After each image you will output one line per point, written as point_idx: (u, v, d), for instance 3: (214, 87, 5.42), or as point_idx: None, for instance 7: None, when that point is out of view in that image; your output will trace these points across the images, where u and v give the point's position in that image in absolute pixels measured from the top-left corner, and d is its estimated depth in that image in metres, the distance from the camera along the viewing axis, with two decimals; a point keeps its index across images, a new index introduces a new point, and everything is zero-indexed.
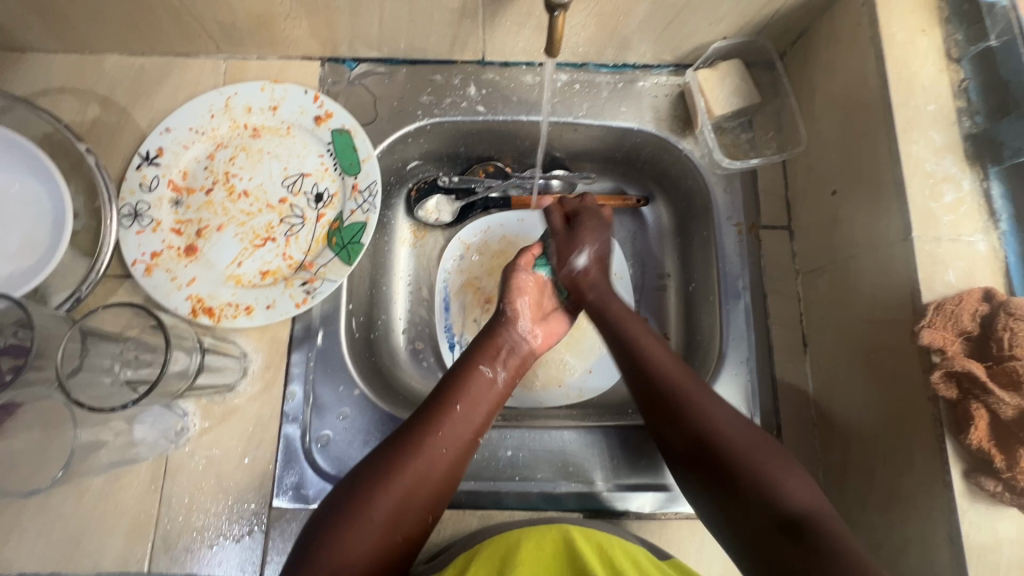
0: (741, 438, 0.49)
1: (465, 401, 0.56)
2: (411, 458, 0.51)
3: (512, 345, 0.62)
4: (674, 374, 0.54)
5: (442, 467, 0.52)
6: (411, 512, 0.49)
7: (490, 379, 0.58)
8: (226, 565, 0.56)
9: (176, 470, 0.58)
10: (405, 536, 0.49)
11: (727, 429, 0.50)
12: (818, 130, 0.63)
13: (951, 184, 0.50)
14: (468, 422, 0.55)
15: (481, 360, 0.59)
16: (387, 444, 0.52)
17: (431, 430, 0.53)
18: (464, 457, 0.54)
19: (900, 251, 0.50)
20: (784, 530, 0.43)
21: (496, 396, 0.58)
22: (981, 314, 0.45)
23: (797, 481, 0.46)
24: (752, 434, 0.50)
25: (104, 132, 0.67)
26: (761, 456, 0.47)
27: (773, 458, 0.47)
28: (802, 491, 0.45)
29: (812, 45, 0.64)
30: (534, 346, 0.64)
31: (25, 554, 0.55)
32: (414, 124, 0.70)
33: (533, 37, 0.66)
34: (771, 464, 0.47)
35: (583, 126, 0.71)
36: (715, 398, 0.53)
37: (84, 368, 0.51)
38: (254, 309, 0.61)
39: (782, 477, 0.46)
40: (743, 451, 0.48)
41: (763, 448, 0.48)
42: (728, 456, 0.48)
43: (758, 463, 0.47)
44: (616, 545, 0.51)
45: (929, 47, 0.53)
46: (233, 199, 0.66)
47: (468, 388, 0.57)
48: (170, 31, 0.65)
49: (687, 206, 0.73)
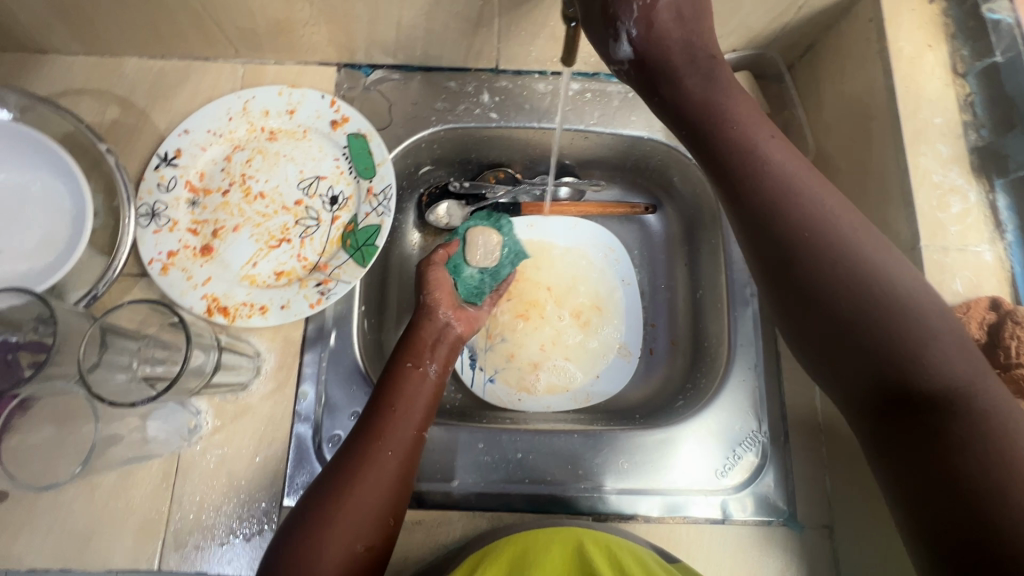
0: (891, 274, 0.41)
1: (400, 400, 0.56)
2: (357, 467, 0.51)
3: (436, 336, 0.63)
4: (813, 209, 0.44)
5: (391, 469, 0.52)
6: (368, 520, 0.50)
7: (422, 373, 0.59)
8: (235, 564, 0.56)
9: (187, 468, 0.59)
10: (368, 544, 0.50)
11: (870, 271, 0.41)
12: (827, 140, 0.64)
13: (958, 194, 0.51)
14: (408, 418, 0.55)
15: (407, 358, 0.60)
16: (335, 459, 0.53)
17: (373, 436, 0.53)
18: (410, 455, 0.54)
19: (908, 260, 0.51)
20: (917, 407, 0.39)
21: (430, 389, 0.58)
22: (988, 322, 0.47)
23: (939, 339, 0.39)
24: (879, 282, 0.41)
25: (123, 133, 0.68)
26: (898, 311, 0.40)
27: (912, 319, 0.40)
28: (951, 353, 0.39)
29: (820, 58, 0.66)
30: (458, 332, 0.66)
31: (36, 550, 0.55)
32: (429, 129, 0.71)
33: (548, 46, 0.68)
34: (909, 317, 0.40)
35: (593, 134, 0.73)
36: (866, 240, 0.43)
37: (101, 365, 0.51)
38: (268, 309, 0.62)
39: (920, 341, 0.39)
40: (882, 306, 0.40)
41: (899, 301, 0.41)
42: (845, 313, 0.41)
43: (896, 324, 0.40)
44: (626, 550, 0.52)
45: (935, 62, 0.55)
46: (250, 200, 0.67)
47: (403, 389, 0.57)
48: (190, 35, 0.66)
49: (694, 214, 0.75)
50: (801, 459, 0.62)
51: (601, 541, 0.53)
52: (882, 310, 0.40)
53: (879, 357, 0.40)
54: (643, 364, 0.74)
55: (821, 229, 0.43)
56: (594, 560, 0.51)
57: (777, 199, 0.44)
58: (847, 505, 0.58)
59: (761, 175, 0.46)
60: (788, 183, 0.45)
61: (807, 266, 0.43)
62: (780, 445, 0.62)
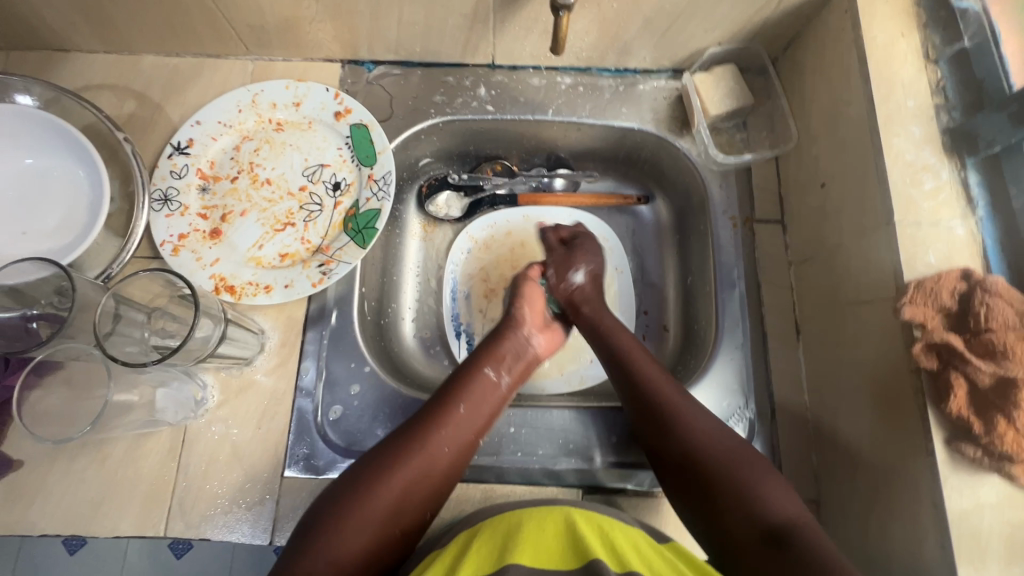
0: (718, 441, 0.53)
1: (469, 401, 0.57)
2: (413, 453, 0.53)
3: (518, 349, 0.64)
4: (658, 379, 0.58)
5: (442, 465, 0.54)
6: (410, 507, 0.52)
7: (495, 381, 0.60)
8: (238, 531, 0.58)
9: (194, 439, 0.61)
10: (404, 529, 0.52)
11: (701, 433, 0.54)
12: (809, 128, 0.67)
13: (930, 173, 0.53)
14: (470, 423, 0.57)
15: (486, 363, 0.61)
16: (392, 440, 0.55)
17: (434, 429, 0.55)
18: (463, 455, 0.56)
19: (883, 236, 0.53)
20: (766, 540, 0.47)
21: (497, 398, 0.59)
22: (960, 291, 0.48)
23: (780, 487, 0.50)
24: (737, 446, 0.53)
25: (139, 124, 0.71)
26: (746, 461, 0.52)
27: (757, 465, 0.52)
28: (785, 500, 0.49)
29: (803, 50, 0.69)
30: (538, 353, 0.66)
31: (47, 516, 0.58)
32: (428, 121, 0.74)
33: (540, 41, 0.71)
34: (757, 471, 0.51)
35: (586, 125, 0.75)
36: (699, 408, 0.56)
37: (115, 333, 0.54)
38: (273, 288, 0.65)
39: (764, 483, 0.50)
40: (721, 456, 0.52)
41: (749, 455, 0.52)
42: (710, 461, 0.52)
43: (735, 466, 0.51)
44: (618, 529, 0.50)
45: (908, 49, 0.57)
46: (257, 186, 0.70)
47: (472, 388, 0.58)
48: (205, 34, 0.70)
49: (684, 202, 0.77)
50: (789, 437, 0.62)
51: (592, 519, 0.51)
52: (715, 460, 0.52)
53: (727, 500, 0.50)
54: None
55: (673, 412, 0.55)
56: (584, 533, 0.49)
57: (657, 388, 0.57)
58: (832, 480, 0.58)
59: (644, 378, 0.58)
60: (655, 380, 0.58)
61: (676, 430, 0.54)
62: (769, 423, 0.63)
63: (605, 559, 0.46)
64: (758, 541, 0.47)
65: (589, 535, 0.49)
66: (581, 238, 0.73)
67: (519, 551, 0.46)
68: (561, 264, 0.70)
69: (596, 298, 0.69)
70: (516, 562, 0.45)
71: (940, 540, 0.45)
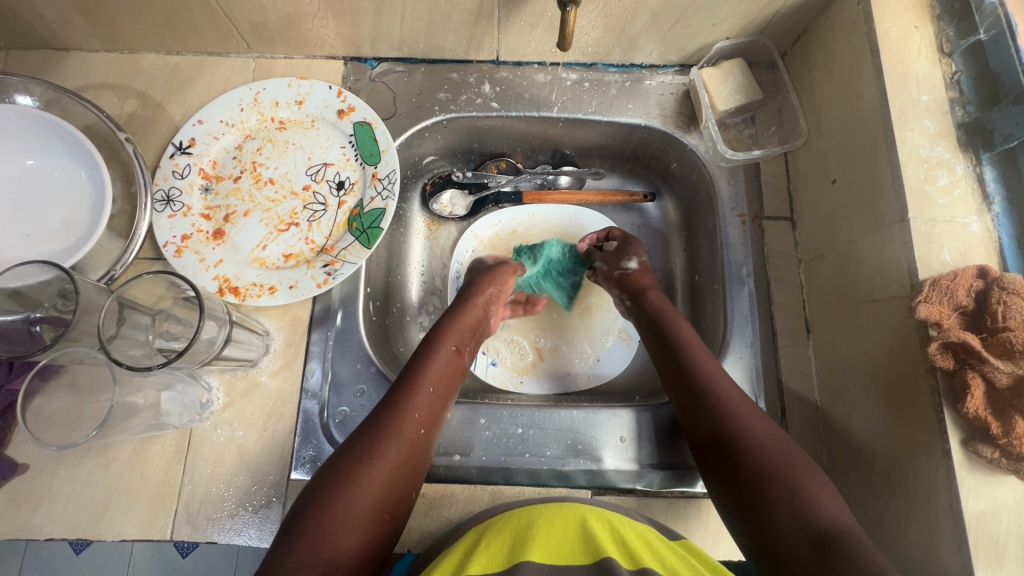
0: (771, 439, 0.51)
1: (435, 382, 0.58)
2: (391, 441, 0.52)
3: (476, 321, 0.66)
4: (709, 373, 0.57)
5: (418, 440, 0.54)
6: (396, 492, 0.51)
7: (459, 354, 0.62)
8: (245, 535, 0.58)
9: (199, 442, 0.60)
10: (393, 515, 0.51)
11: (755, 426, 0.52)
12: (819, 123, 0.66)
13: (946, 168, 0.52)
14: (437, 400, 0.57)
15: (445, 339, 0.62)
16: (366, 424, 0.54)
17: (407, 411, 0.54)
18: (436, 431, 0.56)
19: (897, 233, 0.52)
20: (818, 541, 0.44)
21: (458, 373, 0.61)
22: (976, 289, 0.47)
23: (827, 493, 0.47)
24: (784, 446, 0.51)
25: (140, 124, 0.71)
26: (798, 466, 0.49)
27: (806, 471, 0.49)
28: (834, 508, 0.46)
29: (812, 43, 0.68)
30: (490, 324, 0.69)
31: (53, 521, 0.57)
32: (432, 119, 0.73)
33: (546, 37, 0.70)
34: (802, 471, 0.49)
35: (591, 122, 0.74)
36: (750, 406, 0.55)
37: (119, 336, 0.53)
38: (277, 289, 0.64)
39: (812, 485, 0.48)
40: (775, 459, 0.49)
41: (796, 455, 0.50)
42: (757, 460, 0.50)
43: (784, 463, 0.49)
44: (627, 524, 0.49)
45: (922, 42, 0.57)
46: (260, 186, 0.70)
47: (436, 363, 0.59)
48: (206, 32, 0.69)
49: (692, 199, 0.76)
50: (799, 436, 0.62)
51: (603, 517, 0.50)
52: (771, 460, 0.49)
53: (777, 498, 0.47)
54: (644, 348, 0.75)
55: (726, 406, 0.54)
56: (595, 532, 0.48)
57: (704, 383, 0.56)
58: (844, 481, 0.58)
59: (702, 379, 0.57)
60: (711, 371, 0.57)
61: (729, 423, 0.53)
62: (778, 422, 0.62)
63: (616, 557, 0.45)
64: (807, 547, 0.44)
65: (601, 534, 0.48)
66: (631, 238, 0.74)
67: (532, 547, 0.46)
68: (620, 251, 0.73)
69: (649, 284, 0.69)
70: (528, 561, 0.45)
71: (957, 541, 0.45)
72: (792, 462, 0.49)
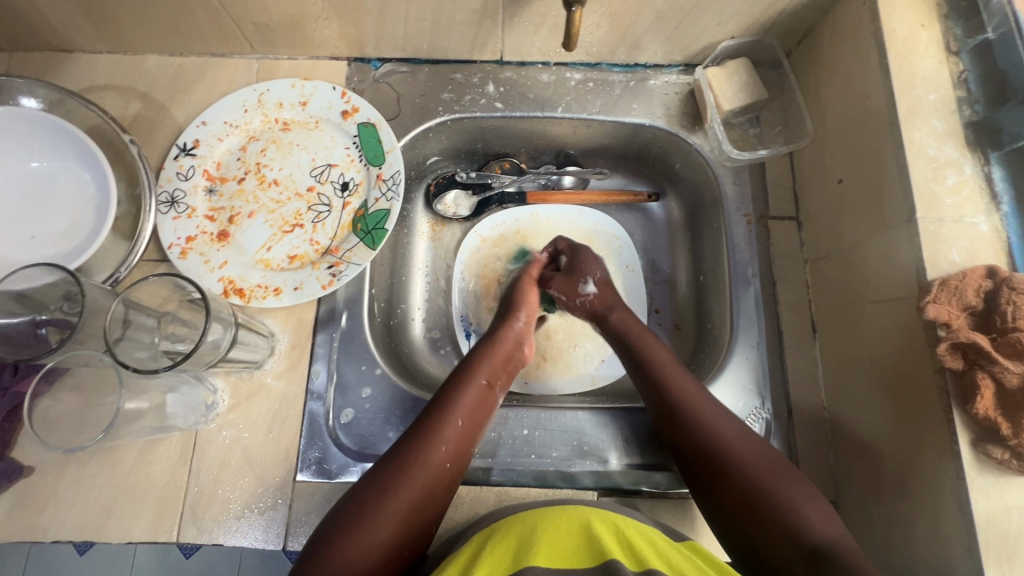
0: (762, 461, 0.51)
1: (466, 415, 0.57)
2: (417, 471, 0.52)
3: (508, 354, 0.64)
4: (692, 396, 0.56)
5: (442, 474, 0.53)
6: (417, 522, 0.51)
7: (489, 389, 0.60)
8: (251, 536, 0.58)
9: (205, 444, 0.60)
10: (412, 547, 0.50)
11: (744, 448, 0.52)
12: (825, 122, 0.65)
13: (953, 167, 0.52)
14: (467, 434, 0.56)
15: (477, 371, 0.60)
16: (394, 451, 0.54)
17: (435, 443, 0.54)
18: (463, 464, 0.55)
19: (905, 233, 0.52)
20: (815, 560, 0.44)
21: (490, 406, 0.59)
22: (985, 289, 0.47)
23: (815, 503, 0.48)
24: (773, 464, 0.51)
25: (144, 125, 0.70)
26: (780, 475, 0.50)
27: (792, 484, 0.50)
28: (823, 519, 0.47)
29: (818, 42, 0.67)
30: (525, 353, 0.66)
31: (59, 523, 0.57)
32: (436, 119, 0.73)
33: (550, 36, 0.69)
34: (793, 489, 0.49)
35: (596, 122, 0.74)
36: (736, 426, 0.54)
37: (125, 339, 0.53)
38: (282, 290, 0.64)
39: (803, 503, 0.48)
40: (756, 471, 0.50)
41: (788, 473, 0.51)
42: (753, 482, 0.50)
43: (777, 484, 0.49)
44: (634, 527, 0.49)
45: (929, 41, 0.56)
46: (264, 187, 0.69)
47: (468, 397, 0.58)
48: (209, 33, 0.69)
49: (697, 199, 0.76)
50: (806, 436, 0.61)
51: (608, 520, 0.50)
52: (754, 473, 0.50)
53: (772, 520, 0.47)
54: None
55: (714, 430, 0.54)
56: (601, 534, 0.48)
57: (692, 408, 0.55)
58: (852, 482, 0.57)
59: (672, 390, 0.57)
60: (674, 378, 0.58)
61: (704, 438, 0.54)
62: (785, 422, 0.62)
63: (621, 558, 0.45)
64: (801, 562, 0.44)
65: (607, 537, 0.48)
66: (577, 250, 0.72)
67: (540, 551, 0.46)
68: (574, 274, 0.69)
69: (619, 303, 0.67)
70: (533, 565, 0.44)
71: (967, 542, 0.44)
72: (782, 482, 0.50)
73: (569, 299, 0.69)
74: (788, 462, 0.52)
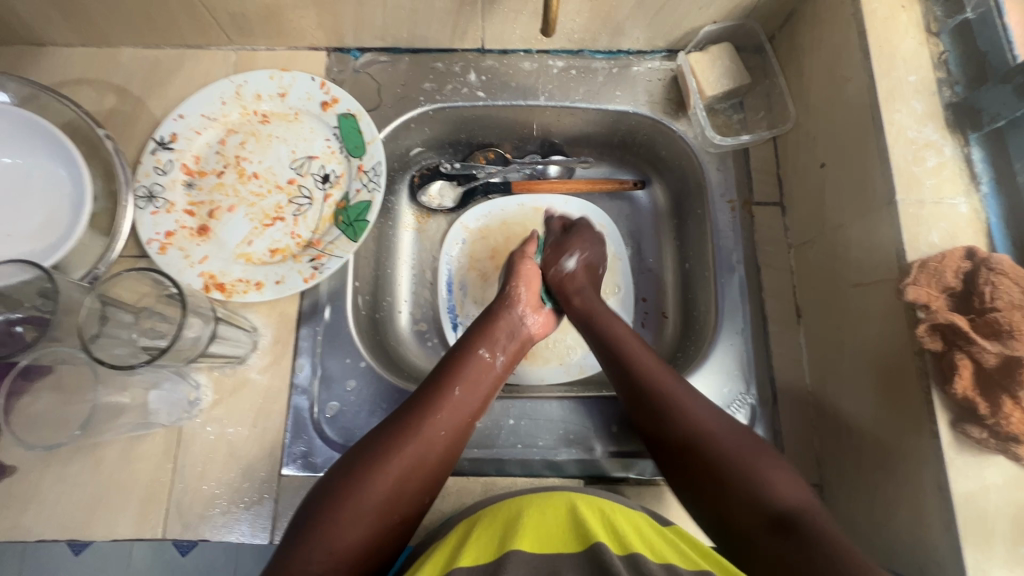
0: (725, 436, 0.51)
1: (462, 385, 0.57)
2: (410, 441, 0.52)
3: (511, 328, 0.64)
4: (648, 367, 0.57)
5: (437, 449, 0.53)
6: (409, 494, 0.51)
7: (488, 365, 0.60)
8: (237, 531, 0.58)
9: (189, 440, 0.60)
10: (402, 517, 0.51)
11: (701, 424, 0.52)
12: (807, 107, 0.65)
13: (933, 149, 0.52)
14: (464, 406, 0.56)
15: (480, 345, 0.61)
16: (388, 424, 0.54)
17: (429, 416, 0.54)
18: (459, 440, 0.55)
19: (885, 216, 0.52)
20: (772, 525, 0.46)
21: (491, 381, 0.59)
22: (964, 271, 0.47)
23: (780, 468, 0.49)
24: (736, 432, 0.52)
25: (120, 119, 0.69)
26: (751, 448, 0.50)
27: (758, 452, 0.50)
28: (787, 482, 0.48)
29: (800, 25, 0.67)
30: (531, 332, 0.66)
31: (42, 522, 0.57)
32: (417, 109, 0.72)
33: (531, 23, 0.68)
34: (757, 458, 0.50)
35: (579, 110, 0.73)
36: (697, 399, 0.55)
37: (102, 335, 0.53)
38: (264, 284, 0.64)
39: (768, 471, 0.49)
40: (724, 445, 0.51)
41: (754, 444, 0.51)
42: (714, 454, 0.50)
43: (743, 457, 0.50)
44: (621, 513, 0.49)
45: (909, 22, 0.56)
46: (244, 180, 0.69)
47: (466, 373, 0.58)
48: (184, 24, 0.68)
49: (682, 186, 0.75)
50: (790, 421, 0.62)
51: (595, 505, 0.50)
52: (719, 448, 0.50)
53: (732, 488, 0.48)
54: (635, 336, 0.75)
55: (677, 405, 0.54)
56: (587, 519, 0.48)
57: (647, 377, 0.56)
58: (836, 464, 0.58)
59: (636, 364, 0.58)
60: (636, 353, 0.59)
61: (672, 416, 0.53)
62: (770, 407, 0.62)
63: (607, 543, 0.45)
64: (764, 528, 0.46)
65: (593, 523, 0.47)
66: (575, 228, 0.72)
67: (522, 537, 0.46)
68: (557, 250, 0.70)
69: (588, 289, 0.68)
70: (518, 549, 0.44)
71: (945, 521, 0.45)
72: (752, 454, 0.50)
73: (547, 267, 0.70)
74: (764, 442, 0.52)
